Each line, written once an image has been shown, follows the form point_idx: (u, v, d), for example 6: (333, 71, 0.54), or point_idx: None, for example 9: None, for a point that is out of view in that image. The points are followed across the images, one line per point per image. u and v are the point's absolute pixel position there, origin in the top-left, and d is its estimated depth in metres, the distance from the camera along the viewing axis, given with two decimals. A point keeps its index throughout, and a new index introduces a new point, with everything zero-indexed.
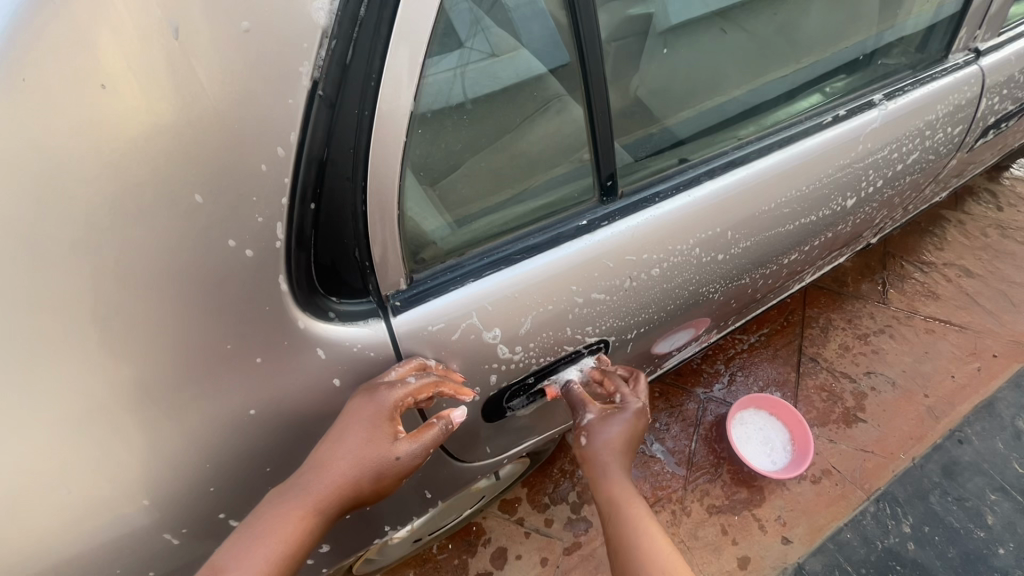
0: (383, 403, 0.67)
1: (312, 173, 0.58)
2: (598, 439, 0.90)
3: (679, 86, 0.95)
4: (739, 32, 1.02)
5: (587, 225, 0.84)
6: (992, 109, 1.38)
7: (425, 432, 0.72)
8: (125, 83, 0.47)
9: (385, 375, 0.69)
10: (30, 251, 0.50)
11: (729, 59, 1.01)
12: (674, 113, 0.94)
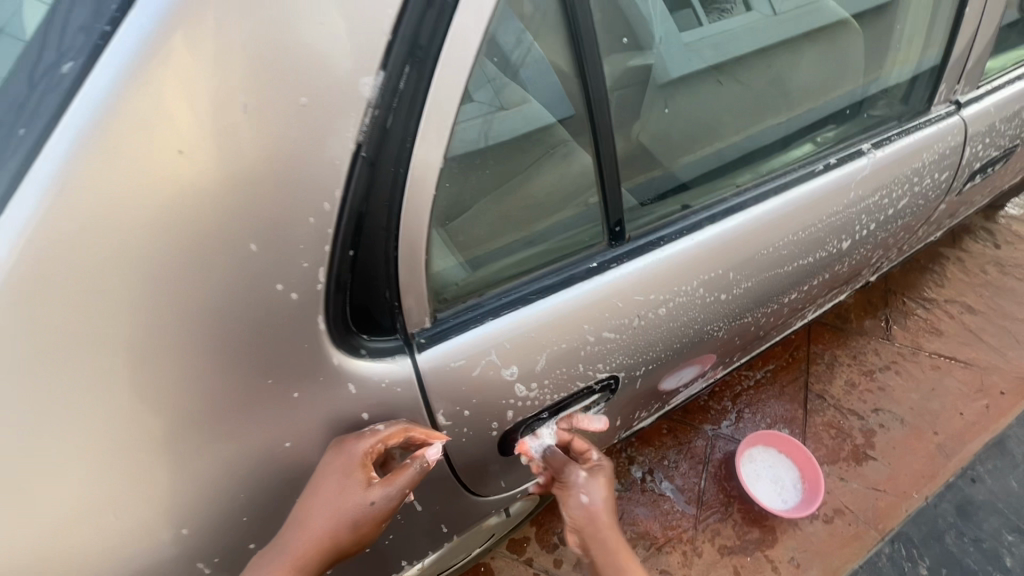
0: (353, 455, 0.70)
1: (352, 225, 0.63)
2: (592, 497, 0.92)
3: (677, 137, 1.02)
4: (734, 84, 1.07)
5: (597, 267, 0.89)
6: (977, 156, 1.46)
7: (401, 473, 0.74)
8: (198, 147, 0.53)
9: (355, 429, 0.73)
10: (100, 294, 0.54)
11: (724, 109, 1.07)
12: (674, 159, 1.02)
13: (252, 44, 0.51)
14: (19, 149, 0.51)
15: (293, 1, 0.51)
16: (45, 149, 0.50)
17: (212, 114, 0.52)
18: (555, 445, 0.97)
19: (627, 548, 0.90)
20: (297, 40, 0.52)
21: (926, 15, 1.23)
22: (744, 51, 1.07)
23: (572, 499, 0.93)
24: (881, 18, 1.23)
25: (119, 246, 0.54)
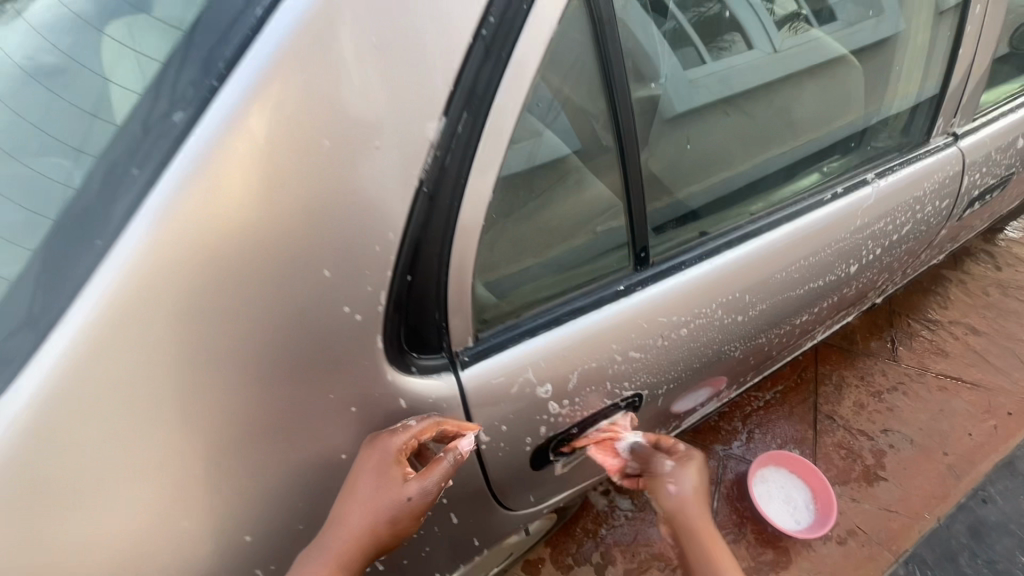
0: (388, 450, 0.73)
1: (410, 253, 0.70)
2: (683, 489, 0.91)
3: (686, 164, 1.05)
4: (741, 115, 1.10)
5: (624, 290, 0.95)
6: (975, 184, 1.53)
7: (435, 466, 0.76)
8: (286, 185, 0.59)
9: (389, 426, 0.76)
10: (190, 317, 0.60)
11: (731, 139, 1.11)
12: (681, 187, 1.05)
13: (337, 97, 0.58)
14: (130, 187, 0.57)
15: (373, 58, 0.59)
16: (155, 187, 0.56)
17: (300, 155, 0.59)
18: (643, 443, 1.00)
19: (721, 545, 0.88)
20: (375, 93, 0.60)
21: (925, 47, 1.32)
22: (749, 87, 1.09)
23: (661, 489, 0.93)
24: (885, 50, 1.30)
25: (209, 273, 0.59)
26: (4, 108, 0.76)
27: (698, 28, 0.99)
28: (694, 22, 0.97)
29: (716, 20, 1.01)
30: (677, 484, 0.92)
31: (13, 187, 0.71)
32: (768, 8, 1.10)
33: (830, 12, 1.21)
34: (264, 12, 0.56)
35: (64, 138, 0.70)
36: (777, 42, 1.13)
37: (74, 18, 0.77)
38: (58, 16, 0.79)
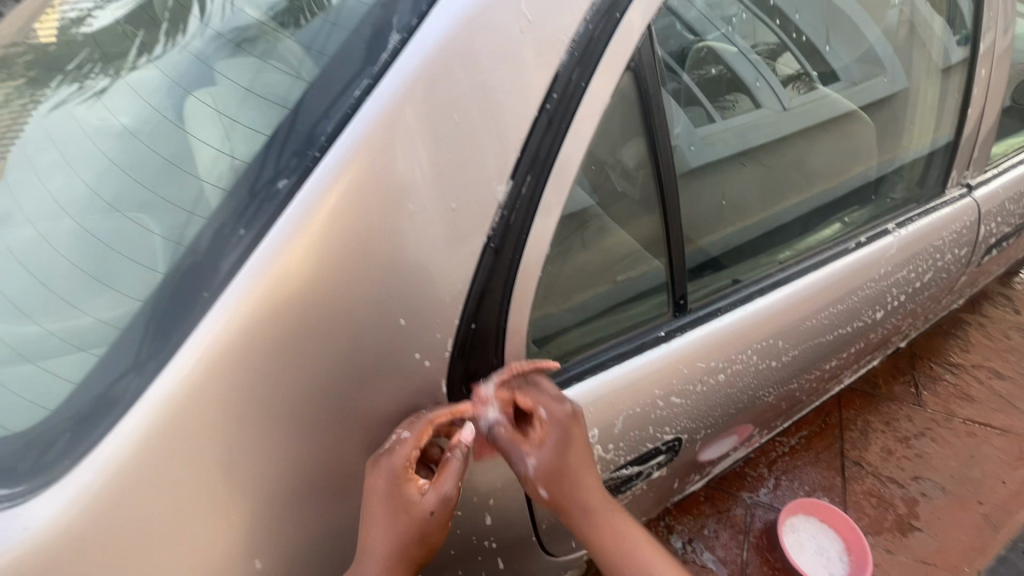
0: (388, 461, 0.72)
1: (473, 303, 0.75)
2: (559, 453, 0.81)
3: (704, 213, 1.07)
4: (756, 166, 1.14)
5: (665, 335, 1.00)
6: (991, 233, 1.58)
7: (446, 470, 0.76)
8: (370, 244, 0.65)
9: (384, 444, 0.73)
10: (278, 363, 0.65)
11: (749, 189, 1.14)
12: (699, 236, 1.07)
13: (421, 165, 0.66)
14: (236, 244, 0.63)
15: (453, 131, 0.66)
16: (259, 245, 0.63)
17: (385, 216, 0.65)
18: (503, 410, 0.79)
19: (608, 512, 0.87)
20: (453, 161, 0.67)
21: (937, 94, 1.40)
22: (761, 142, 1.13)
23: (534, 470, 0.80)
24: (897, 106, 1.38)
25: (297, 322, 0.65)
26: (104, 168, 0.84)
27: (707, 89, 1.02)
28: (703, 83, 1.01)
29: (722, 80, 1.05)
30: (555, 450, 0.81)
31: (114, 237, 0.77)
32: (768, 67, 1.14)
33: (833, 73, 1.27)
34: (362, 92, 0.64)
35: (164, 193, 0.78)
36: (787, 101, 1.18)
37: (168, 87, 0.87)
38: (149, 87, 0.89)
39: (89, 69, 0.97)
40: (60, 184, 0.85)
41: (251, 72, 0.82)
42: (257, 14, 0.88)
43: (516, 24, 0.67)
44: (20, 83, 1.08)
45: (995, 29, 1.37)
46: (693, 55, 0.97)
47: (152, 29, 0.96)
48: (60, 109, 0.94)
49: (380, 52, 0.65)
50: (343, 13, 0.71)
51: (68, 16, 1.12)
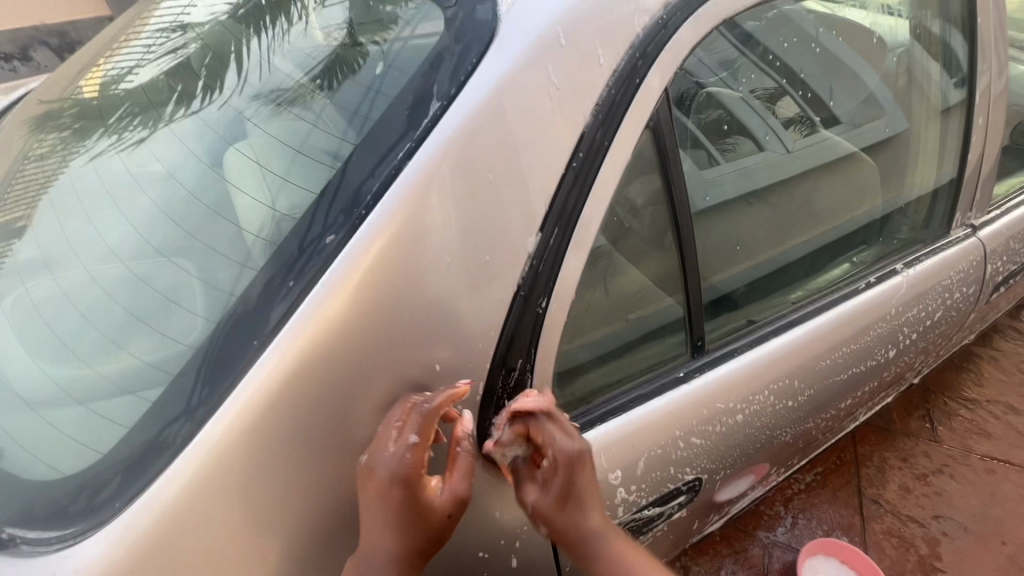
0: (394, 461, 0.69)
1: (503, 348, 0.78)
2: (564, 487, 0.77)
3: (719, 251, 1.11)
4: (764, 205, 1.18)
5: (684, 376, 1.02)
6: (998, 271, 1.62)
7: (456, 467, 0.76)
8: (408, 294, 0.70)
9: (386, 446, 0.70)
10: (320, 406, 0.69)
11: (760, 228, 1.18)
12: (714, 272, 1.10)
13: (457, 218, 0.70)
14: (285, 295, 0.68)
15: (488, 189, 0.71)
16: (307, 296, 0.67)
17: (422, 267, 0.70)
18: (515, 444, 0.79)
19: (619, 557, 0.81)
20: (486, 216, 0.72)
21: (937, 134, 1.45)
22: (767, 183, 1.17)
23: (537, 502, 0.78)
24: (899, 147, 1.43)
25: (341, 367, 0.68)
26: (151, 218, 0.90)
27: (708, 133, 1.04)
28: (704, 127, 1.02)
29: (724, 125, 1.07)
30: (561, 484, 0.77)
31: (159, 282, 0.81)
32: (770, 111, 1.17)
33: (836, 118, 1.32)
34: (404, 155, 0.69)
35: (207, 240, 0.82)
36: (790, 143, 1.22)
37: (207, 140, 0.96)
38: (187, 139, 0.98)
39: (128, 121, 1.08)
40: (110, 232, 0.91)
41: (286, 126, 0.88)
42: (294, 77, 0.95)
43: (544, 92, 0.73)
44: (67, 135, 1.15)
45: (990, 72, 1.43)
46: (695, 101, 0.96)
47: (188, 86, 1.08)
48: (99, 157, 1.04)
49: (422, 118, 0.71)
50: (387, 83, 0.80)
51: (111, 72, 1.23)
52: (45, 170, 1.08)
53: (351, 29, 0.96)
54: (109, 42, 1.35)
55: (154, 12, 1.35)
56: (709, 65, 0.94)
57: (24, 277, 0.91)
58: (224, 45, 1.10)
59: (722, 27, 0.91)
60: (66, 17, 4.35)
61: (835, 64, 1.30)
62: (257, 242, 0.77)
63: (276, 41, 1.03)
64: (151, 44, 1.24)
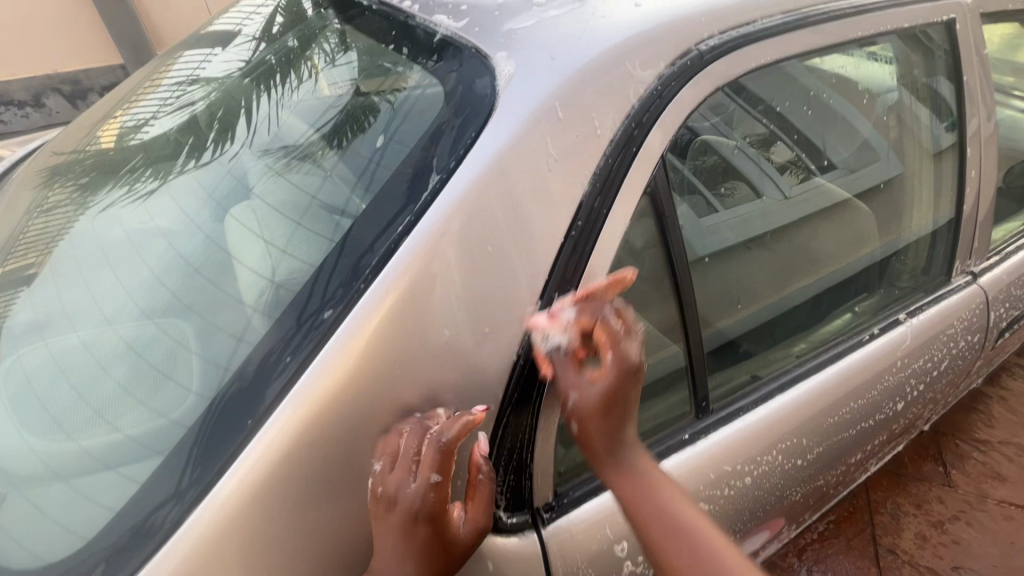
0: (416, 500, 0.66)
1: (504, 420, 0.77)
2: (615, 393, 0.71)
3: (722, 297, 1.11)
4: (764, 250, 1.18)
5: (689, 438, 1.00)
6: (1003, 316, 1.60)
7: (478, 495, 0.72)
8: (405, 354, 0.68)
9: (406, 482, 0.66)
10: (317, 482, 0.66)
11: (761, 275, 1.18)
12: (718, 316, 1.10)
13: (458, 282, 0.70)
14: (281, 371, 0.67)
15: (486, 260, 0.71)
16: (304, 372, 0.65)
17: (420, 332, 0.68)
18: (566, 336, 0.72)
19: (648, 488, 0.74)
20: (485, 286, 0.72)
21: (931, 181, 1.44)
22: (765, 229, 1.18)
23: (584, 405, 0.72)
24: (896, 187, 1.42)
25: (338, 443, 0.66)
26: (149, 282, 0.90)
27: (704, 178, 1.03)
28: (701, 173, 1.01)
29: (720, 170, 1.06)
30: (615, 389, 0.71)
31: (154, 350, 0.81)
32: (764, 156, 1.15)
33: (832, 164, 1.31)
34: (403, 229, 0.70)
35: (204, 306, 0.82)
36: (787, 188, 1.22)
37: (209, 205, 0.98)
38: (192, 200, 1.02)
39: (140, 173, 1.14)
40: (110, 294, 0.92)
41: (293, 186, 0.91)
42: (302, 129, 1.03)
43: (542, 164, 0.74)
44: (77, 188, 1.20)
45: (978, 115, 1.42)
46: (691, 148, 0.94)
47: (199, 140, 1.16)
48: (106, 213, 1.08)
49: (421, 191, 0.72)
50: (387, 155, 0.83)
51: (130, 122, 1.35)
52: (50, 231, 1.10)
53: (357, 80, 1.02)
54: (127, 95, 1.49)
55: (171, 68, 1.51)
56: (708, 117, 0.92)
57: (17, 342, 0.90)
58: (234, 101, 1.22)
59: (723, 89, 0.90)
60: (77, 65, 4.64)
61: (836, 115, 1.29)
62: (254, 311, 0.77)
63: (284, 98, 1.12)
64: (167, 99, 1.38)
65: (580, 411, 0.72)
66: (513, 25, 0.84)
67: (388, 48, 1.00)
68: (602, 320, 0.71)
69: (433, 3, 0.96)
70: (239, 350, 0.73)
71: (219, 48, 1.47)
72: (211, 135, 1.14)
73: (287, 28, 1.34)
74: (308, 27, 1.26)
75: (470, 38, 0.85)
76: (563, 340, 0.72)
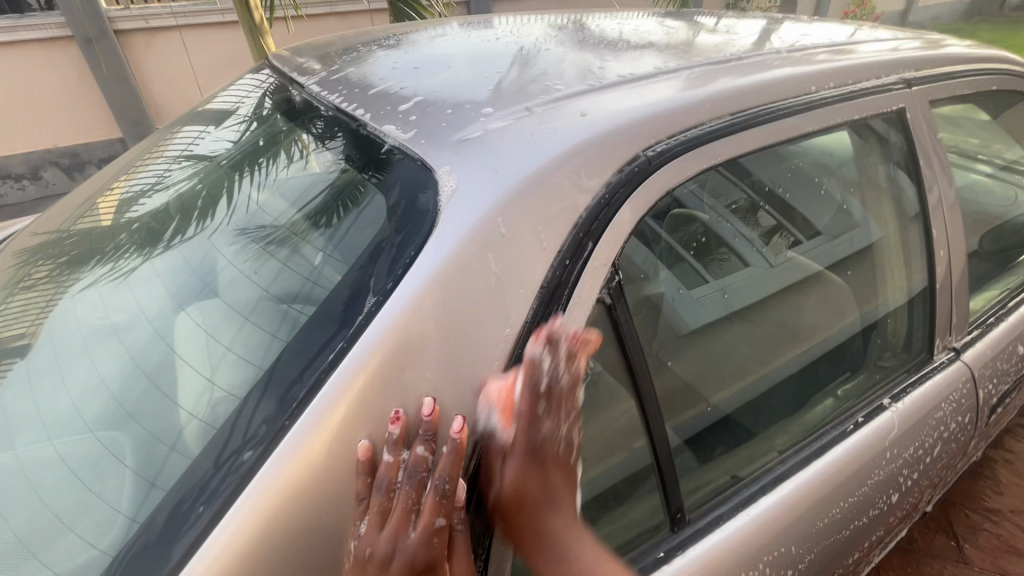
0: (420, 549, 0.61)
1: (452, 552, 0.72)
2: (548, 467, 0.70)
3: (712, 372, 1.13)
4: (746, 323, 1.20)
5: (664, 556, 0.93)
6: (993, 391, 1.55)
7: (457, 552, 0.66)
8: (377, 438, 0.65)
9: (408, 530, 0.62)
10: None
11: (746, 347, 1.20)
12: (711, 391, 1.12)
13: (400, 403, 0.66)
14: (194, 522, 0.62)
15: (422, 381, 0.67)
16: (220, 519, 0.60)
17: (381, 427, 0.65)
18: (498, 411, 0.69)
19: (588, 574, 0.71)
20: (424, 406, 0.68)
21: (899, 256, 1.39)
22: (748, 301, 1.21)
23: (508, 489, 0.68)
24: (867, 259, 1.39)
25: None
26: (80, 395, 0.85)
27: (688, 251, 1.06)
28: (683, 246, 1.04)
29: (702, 243, 1.09)
30: (547, 454, 0.69)
31: (93, 459, 0.76)
32: (746, 226, 1.19)
33: (816, 231, 1.34)
34: (335, 355, 0.67)
35: (148, 411, 0.78)
36: (772, 257, 1.26)
37: (169, 297, 0.97)
38: (150, 293, 1.00)
39: (123, 252, 1.15)
40: (43, 403, 0.87)
41: (268, 273, 0.90)
42: (287, 208, 1.04)
43: (483, 281, 0.71)
44: (58, 265, 1.21)
45: (938, 190, 1.39)
46: (668, 220, 0.94)
47: (184, 219, 1.17)
48: (58, 310, 1.06)
49: (356, 315, 0.70)
50: (325, 272, 0.83)
51: (127, 194, 1.39)
52: (14, 319, 1.07)
53: (342, 157, 1.01)
54: (126, 167, 1.54)
55: (170, 141, 1.56)
56: (691, 189, 0.93)
57: None
58: (225, 178, 1.24)
59: (715, 167, 0.96)
60: (76, 140, 4.77)
61: (806, 193, 1.30)
62: (191, 419, 0.73)
63: (275, 178, 1.13)
64: (160, 173, 1.41)
65: (507, 493, 0.69)
66: (462, 135, 0.84)
67: (342, 152, 1.02)
68: (543, 382, 0.68)
69: (387, 113, 0.99)
70: (180, 466, 0.68)
71: (216, 124, 1.52)
72: (194, 216, 1.16)
73: (275, 109, 1.38)
74: (294, 109, 1.28)
75: (416, 149, 0.86)
76: (497, 416, 0.69)
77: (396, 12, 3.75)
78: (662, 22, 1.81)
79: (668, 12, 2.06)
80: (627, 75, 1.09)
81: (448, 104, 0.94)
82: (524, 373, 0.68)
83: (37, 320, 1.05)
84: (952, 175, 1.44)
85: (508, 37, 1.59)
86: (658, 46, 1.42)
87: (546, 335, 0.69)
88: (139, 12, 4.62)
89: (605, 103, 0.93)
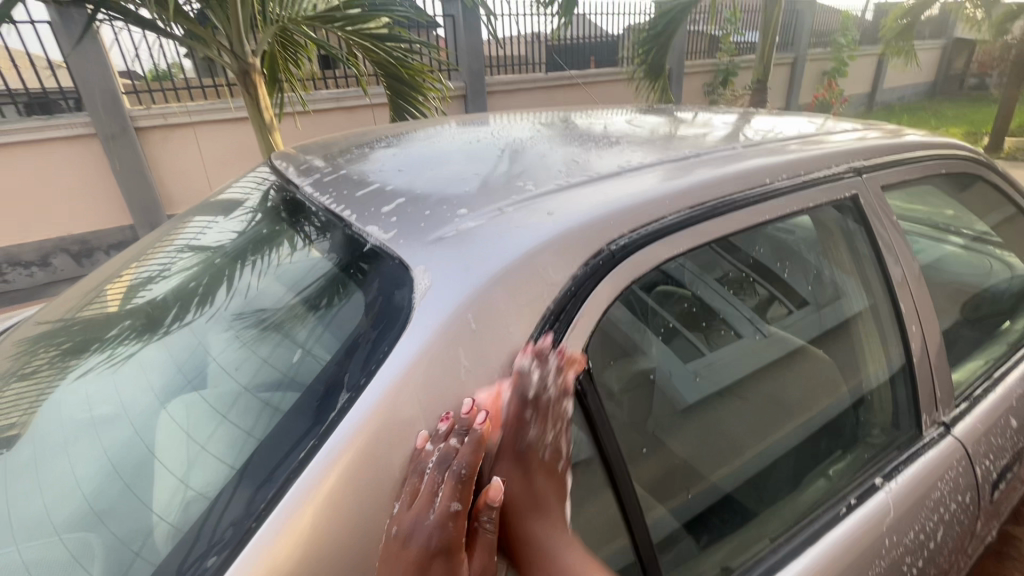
0: (437, 530, 0.65)
1: None
2: (533, 468, 0.77)
3: (709, 450, 1.14)
4: (735, 397, 1.23)
5: None
6: (990, 470, 1.51)
7: (478, 543, 0.69)
8: (432, 430, 0.71)
9: (431, 506, 0.66)
10: None
11: (739, 421, 1.21)
12: (710, 469, 1.12)
13: (448, 406, 0.73)
14: None
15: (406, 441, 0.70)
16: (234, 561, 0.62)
17: (432, 422, 0.71)
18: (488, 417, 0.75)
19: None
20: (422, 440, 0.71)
21: (874, 336, 1.41)
22: (736, 376, 1.24)
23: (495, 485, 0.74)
24: (844, 335, 1.42)
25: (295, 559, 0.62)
26: (61, 492, 0.86)
27: (666, 334, 1.10)
28: (666, 327, 1.09)
29: (684, 323, 1.14)
30: (533, 459, 0.77)
31: (63, 563, 0.74)
32: (736, 298, 1.25)
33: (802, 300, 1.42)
34: (304, 454, 0.69)
35: (125, 512, 0.78)
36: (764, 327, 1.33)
37: (156, 390, 0.99)
38: (149, 380, 1.02)
39: (123, 338, 1.19)
40: (18, 502, 0.86)
41: (258, 361, 0.92)
42: (285, 293, 1.08)
43: (448, 372, 0.74)
44: (58, 353, 1.24)
45: (903, 265, 1.44)
46: (645, 305, 0.99)
47: (184, 306, 1.22)
48: (53, 399, 1.07)
49: (328, 413, 0.72)
50: (300, 369, 0.85)
51: (137, 280, 1.45)
52: (14, 407, 1.10)
53: (337, 244, 1.08)
54: (136, 255, 1.61)
55: (181, 231, 1.64)
56: (654, 280, 0.98)
57: None
58: (225, 267, 1.29)
59: (678, 258, 1.00)
60: (89, 229, 5.00)
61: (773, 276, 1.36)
62: (159, 519, 0.74)
63: (278, 264, 1.18)
64: (167, 262, 1.48)
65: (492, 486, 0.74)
66: (438, 235, 0.90)
67: (339, 239, 1.08)
68: (530, 391, 0.77)
69: (370, 214, 1.05)
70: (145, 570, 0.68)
71: (224, 214, 1.60)
72: (195, 301, 1.21)
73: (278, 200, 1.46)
74: (295, 200, 1.37)
75: (395, 249, 0.92)
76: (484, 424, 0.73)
77: (395, 107, 4.07)
78: (635, 118, 1.97)
79: (643, 107, 2.24)
80: (609, 170, 1.19)
81: (427, 205, 1.02)
82: (513, 382, 0.77)
83: (34, 408, 1.07)
84: (913, 252, 1.49)
85: (491, 135, 1.72)
86: (633, 141, 1.53)
87: (536, 351, 0.79)
88: (158, 111, 4.96)
89: (569, 202, 1.00)
